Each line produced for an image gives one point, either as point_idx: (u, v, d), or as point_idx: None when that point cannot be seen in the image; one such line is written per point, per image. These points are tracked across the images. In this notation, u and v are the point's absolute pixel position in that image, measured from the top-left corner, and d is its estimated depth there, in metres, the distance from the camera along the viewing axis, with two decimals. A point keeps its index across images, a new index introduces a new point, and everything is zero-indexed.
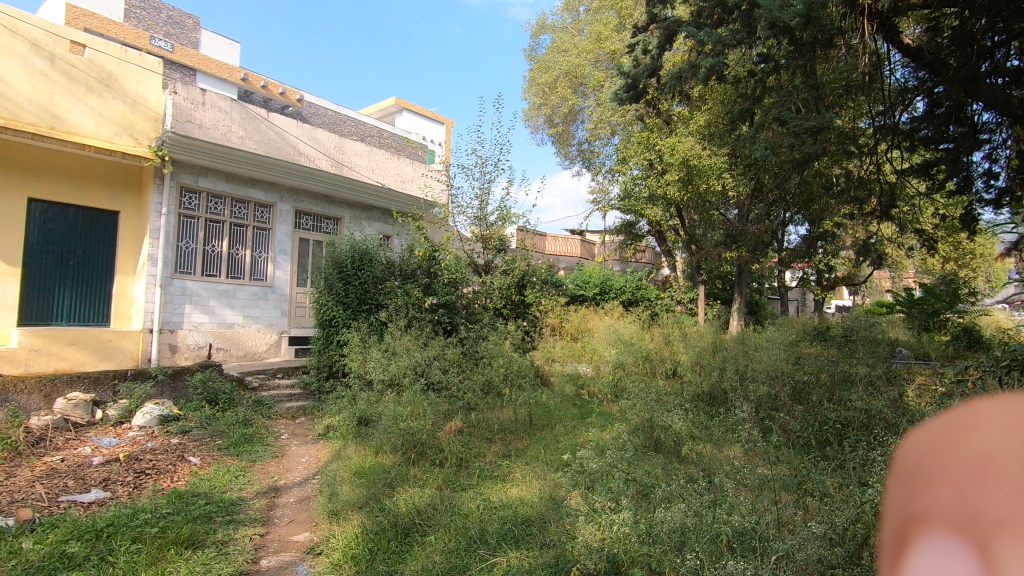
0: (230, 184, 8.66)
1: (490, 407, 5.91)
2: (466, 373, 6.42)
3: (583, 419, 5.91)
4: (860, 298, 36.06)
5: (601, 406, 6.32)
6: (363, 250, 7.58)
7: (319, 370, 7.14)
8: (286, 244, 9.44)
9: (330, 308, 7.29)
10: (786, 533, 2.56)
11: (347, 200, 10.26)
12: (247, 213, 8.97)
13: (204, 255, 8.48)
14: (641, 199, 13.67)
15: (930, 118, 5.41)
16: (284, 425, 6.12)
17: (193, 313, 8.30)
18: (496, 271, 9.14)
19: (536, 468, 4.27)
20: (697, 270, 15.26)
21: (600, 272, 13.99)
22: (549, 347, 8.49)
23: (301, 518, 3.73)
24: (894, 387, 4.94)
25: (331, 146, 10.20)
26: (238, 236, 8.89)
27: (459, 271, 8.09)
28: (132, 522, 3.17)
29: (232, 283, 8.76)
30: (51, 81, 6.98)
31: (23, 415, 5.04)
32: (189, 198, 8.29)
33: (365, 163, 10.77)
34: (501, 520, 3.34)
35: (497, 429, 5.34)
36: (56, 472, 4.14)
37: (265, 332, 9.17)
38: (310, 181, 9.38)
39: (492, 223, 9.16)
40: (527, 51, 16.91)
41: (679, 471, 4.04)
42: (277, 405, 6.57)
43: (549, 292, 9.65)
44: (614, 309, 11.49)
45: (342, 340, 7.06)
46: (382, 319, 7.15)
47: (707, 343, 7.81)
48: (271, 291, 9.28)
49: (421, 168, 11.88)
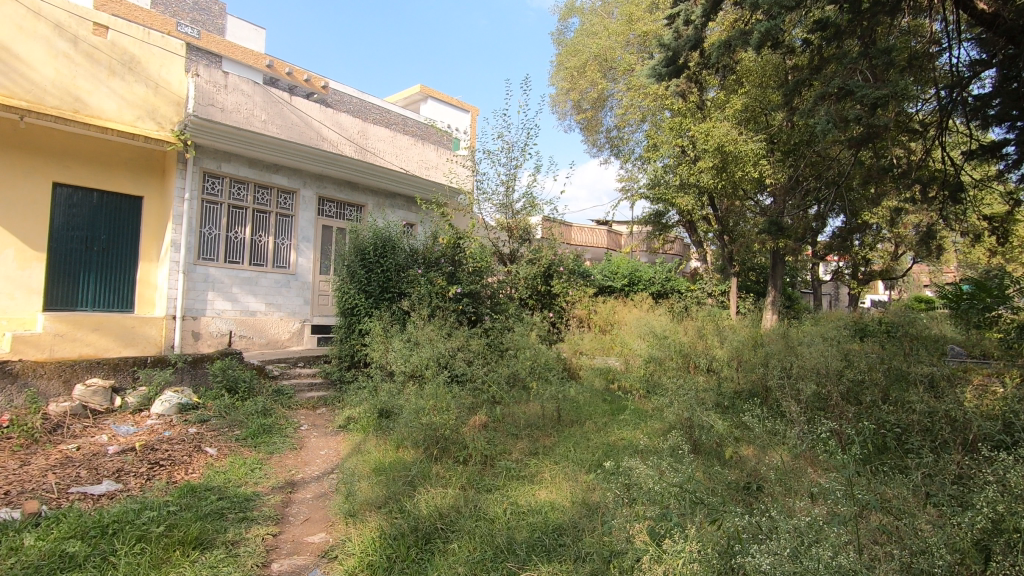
0: (253, 170, 8.55)
1: (516, 401, 5.65)
2: (492, 366, 6.17)
3: (614, 415, 5.60)
4: (897, 293, 34.78)
5: (632, 402, 5.99)
6: (386, 237, 7.34)
7: (341, 360, 6.97)
8: (309, 231, 9.31)
9: (352, 296, 7.09)
10: (862, 559, 2.21)
11: (370, 187, 10.08)
12: (269, 200, 8.85)
13: (226, 241, 8.39)
14: (672, 187, 13.18)
15: (1003, 93, 4.92)
16: (304, 415, 5.98)
17: (216, 300, 8.22)
18: (522, 260, 8.84)
19: (568, 469, 4.00)
20: (729, 262, 14.71)
21: (629, 263, 13.56)
22: (576, 339, 8.17)
23: (317, 517, 3.53)
24: (960, 390, 4.49)
25: (354, 131, 9.99)
26: (261, 222, 8.79)
27: (485, 259, 7.80)
28: (139, 518, 2.99)
29: (255, 270, 8.66)
30: (75, 64, 6.89)
31: (43, 401, 4.97)
32: (212, 183, 8.20)
33: (389, 148, 10.55)
34: (530, 528, 3.08)
35: (525, 426, 5.07)
36: (70, 461, 4.02)
37: (288, 320, 9.06)
38: (333, 166, 9.21)
39: (521, 212, 8.87)
40: (555, 35, 16.49)
41: (722, 477, 3.71)
42: (298, 395, 6.41)
43: (577, 283, 9.31)
44: (644, 301, 11.09)
45: (363, 328, 6.87)
46: (405, 308, 6.97)
47: (745, 338, 7.40)
48: (294, 278, 9.16)
49: (446, 155, 11.62)
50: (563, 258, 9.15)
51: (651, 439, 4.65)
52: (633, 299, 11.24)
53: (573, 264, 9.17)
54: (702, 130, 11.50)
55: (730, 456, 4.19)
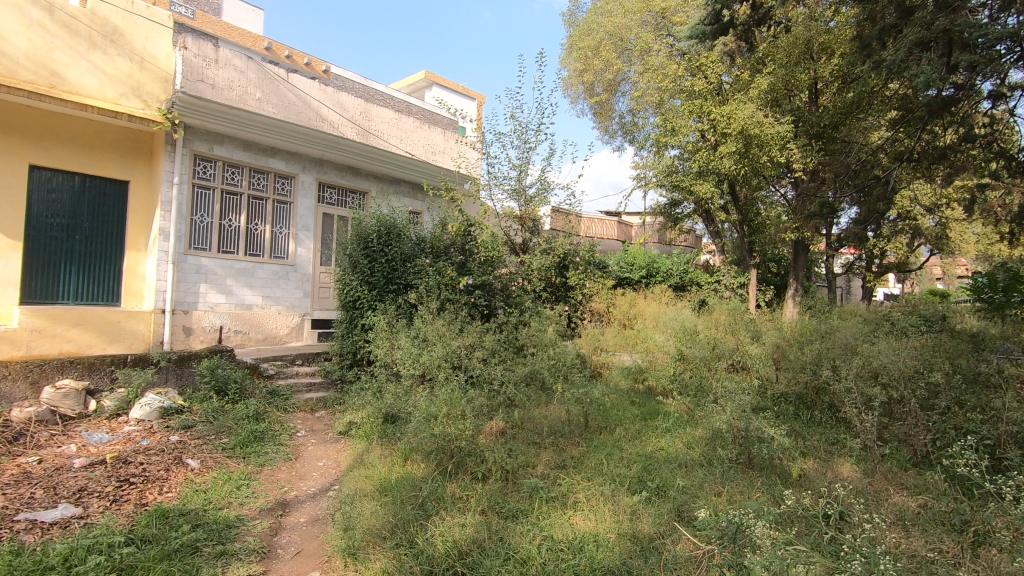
0: (248, 153, 7.99)
1: (534, 405, 5.14)
2: (507, 367, 5.63)
3: (646, 420, 5.02)
4: (911, 287, 34.02)
5: (665, 406, 5.41)
6: (390, 224, 6.75)
7: (343, 357, 6.38)
8: (309, 219, 8.73)
9: (354, 288, 6.52)
10: None
11: (374, 172, 9.50)
12: (265, 185, 8.28)
13: (220, 229, 7.82)
14: (690, 173, 12.54)
15: None
16: (302, 419, 5.42)
17: (209, 292, 7.66)
18: (537, 250, 8.26)
19: (605, 486, 3.45)
20: (748, 253, 14.10)
21: (646, 254, 12.96)
22: (596, 334, 7.64)
23: (311, 550, 2.98)
24: None
25: (357, 112, 9.37)
26: (256, 209, 8.21)
27: (497, 249, 7.28)
28: (90, 561, 2.44)
29: (251, 261, 8.10)
30: (51, 34, 6.28)
31: (6, 406, 4.43)
32: (204, 167, 7.63)
33: (393, 131, 9.93)
34: (572, 572, 2.53)
35: (549, 434, 4.52)
36: (27, 479, 3.47)
37: (286, 314, 8.50)
38: (333, 150, 8.63)
39: (535, 202, 8.27)
40: (566, 16, 15.85)
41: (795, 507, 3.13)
42: (295, 396, 5.82)
43: (595, 275, 8.76)
44: (663, 293, 10.48)
45: (367, 323, 6.27)
46: (412, 301, 6.39)
47: (781, 333, 6.81)
48: (293, 270, 8.60)
49: (454, 140, 11.00)
50: (579, 248, 8.60)
51: (697, 451, 4.07)
52: (652, 291, 10.65)
53: (589, 254, 8.62)
54: (724, 112, 10.86)
55: (794, 473, 3.60)
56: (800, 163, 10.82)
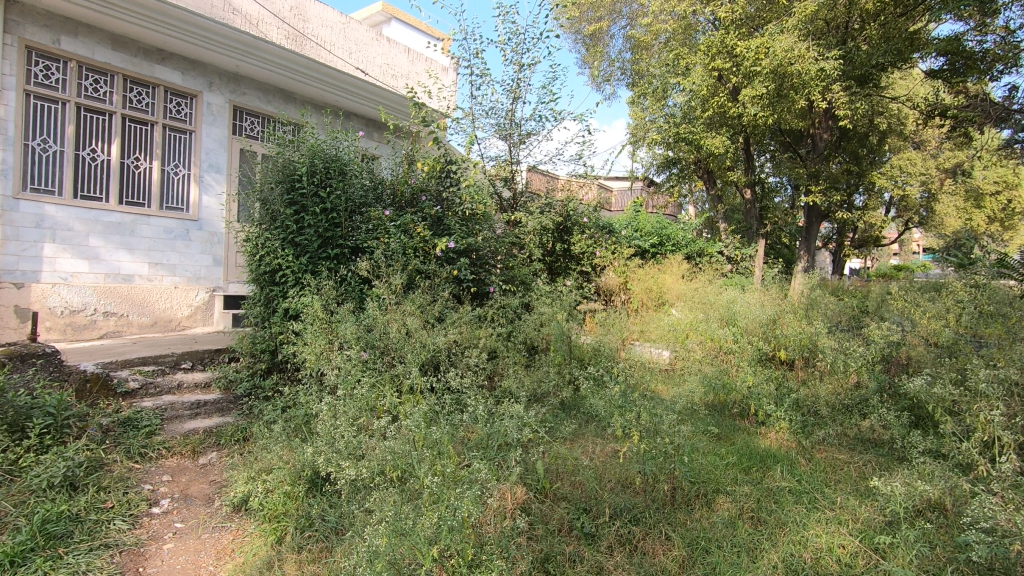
0: (120, 54, 5.50)
1: (569, 445, 3.16)
2: (515, 382, 3.62)
3: (750, 470, 3.11)
4: (873, 262, 33.91)
5: (762, 443, 3.52)
6: (332, 155, 4.45)
7: (255, 360, 4.09)
8: (219, 156, 6.29)
9: (273, 253, 4.20)
10: None
11: (312, 96, 7.10)
12: (150, 104, 5.77)
13: (77, 164, 5.31)
14: (701, 122, 10.61)
15: None
16: (175, 470, 3.23)
17: (59, 256, 5.18)
18: (533, 207, 6.06)
19: None
20: (756, 221, 12.43)
21: (652, 219, 11.03)
22: (617, 319, 5.74)
23: None
24: None
25: (286, 7, 6.84)
26: (137, 137, 5.71)
27: (485, 201, 5.16)
28: None
29: (130, 212, 5.63)
30: None
31: None
32: (46, 68, 5.11)
33: (337, 40, 7.46)
34: None
35: (610, 517, 2.54)
36: None
37: (186, 289, 6.08)
38: (251, 58, 6.17)
39: (534, 145, 6.04)
40: None
41: None
42: (171, 426, 3.58)
43: (604, 241, 6.83)
44: (679, 265, 8.62)
45: (291, 308, 4.03)
46: (364, 275, 4.20)
47: (866, 321, 5.07)
48: (196, 226, 6.15)
49: (419, 61, 8.61)
50: (587, 206, 6.60)
51: (913, 569, 2.15)
52: (665, 263, 8.77)
53: (599, 214, 6.66)
54: (754, 46, 8.86)
55: None
56: (846, 110, 8.94)
